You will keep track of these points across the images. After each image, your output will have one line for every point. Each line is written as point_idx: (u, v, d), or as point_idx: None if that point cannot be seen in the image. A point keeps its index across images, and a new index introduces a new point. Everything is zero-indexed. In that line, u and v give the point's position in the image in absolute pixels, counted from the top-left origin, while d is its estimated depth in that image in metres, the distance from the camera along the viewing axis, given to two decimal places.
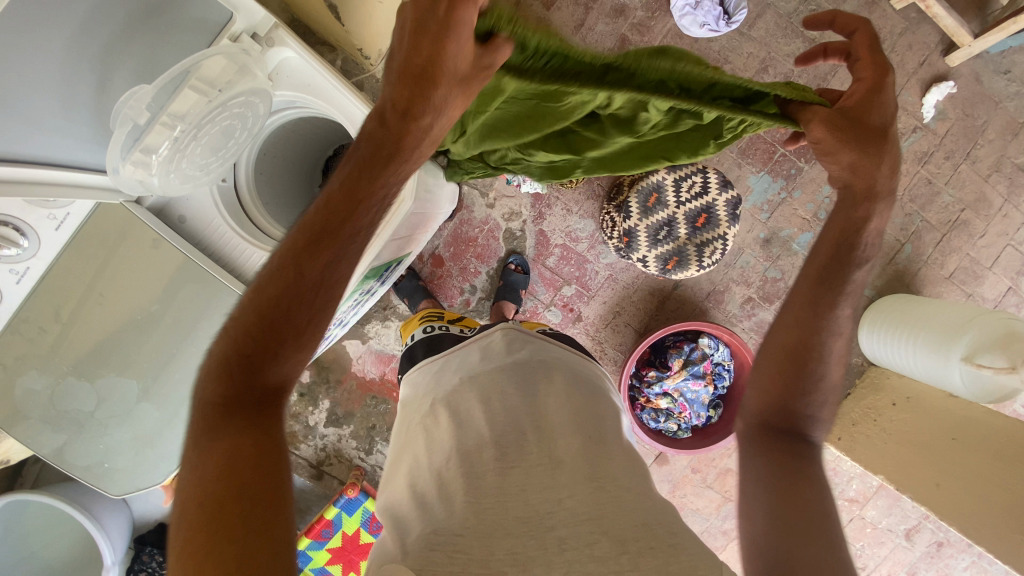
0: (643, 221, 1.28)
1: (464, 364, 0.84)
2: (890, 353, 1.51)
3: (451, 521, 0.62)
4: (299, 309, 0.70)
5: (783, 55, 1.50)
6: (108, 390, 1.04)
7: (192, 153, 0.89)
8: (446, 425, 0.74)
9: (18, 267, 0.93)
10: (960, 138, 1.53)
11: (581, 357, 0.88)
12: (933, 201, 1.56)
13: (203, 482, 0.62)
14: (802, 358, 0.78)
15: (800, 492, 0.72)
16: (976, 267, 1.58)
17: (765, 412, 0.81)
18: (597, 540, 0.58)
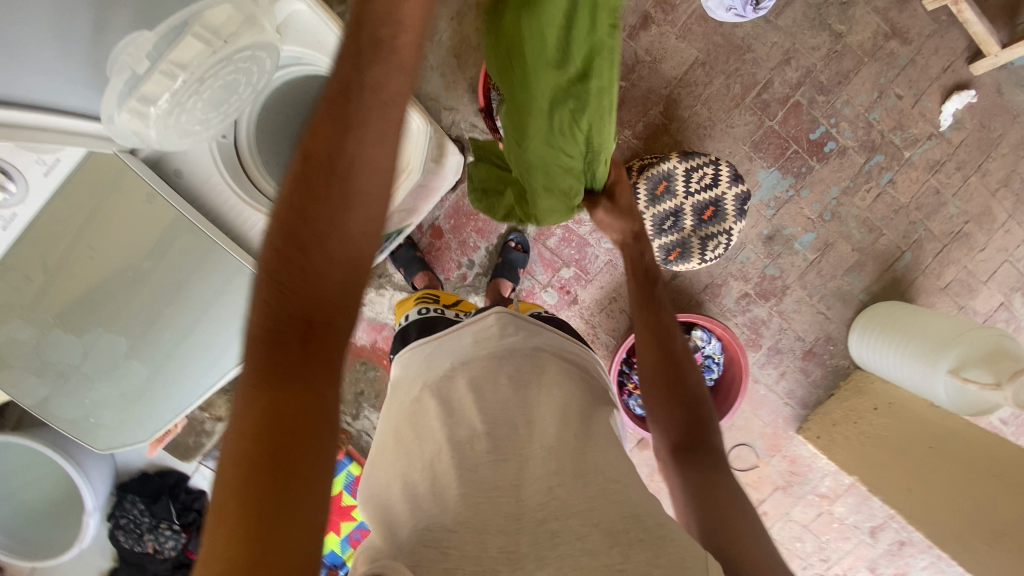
0: (649, 209, 1.25)
1: (456, 349, 0.82)
2: (879, 359, 1.51)
3: (449, 506, 0.63)
4: (314, 216, 0.62)
5: (807, 48, 1.46)
6: (95, 345, 1.02)
7: (192, 107, 0.86)
8: (438, 414, 0.73)
9: (4, 213, 0.88)
10: (974, 149, 1.51)
11: (577, 343, 0.87)
12: (938, 211, 1.55)
13: (245, 432, 0.58)
14: (674, 373, 0.97)
15: (722, 497, 0.82)
16: (971, 280, 1.59)
17: (670, 433, 0.93)
18: (588, 533, 0.59)
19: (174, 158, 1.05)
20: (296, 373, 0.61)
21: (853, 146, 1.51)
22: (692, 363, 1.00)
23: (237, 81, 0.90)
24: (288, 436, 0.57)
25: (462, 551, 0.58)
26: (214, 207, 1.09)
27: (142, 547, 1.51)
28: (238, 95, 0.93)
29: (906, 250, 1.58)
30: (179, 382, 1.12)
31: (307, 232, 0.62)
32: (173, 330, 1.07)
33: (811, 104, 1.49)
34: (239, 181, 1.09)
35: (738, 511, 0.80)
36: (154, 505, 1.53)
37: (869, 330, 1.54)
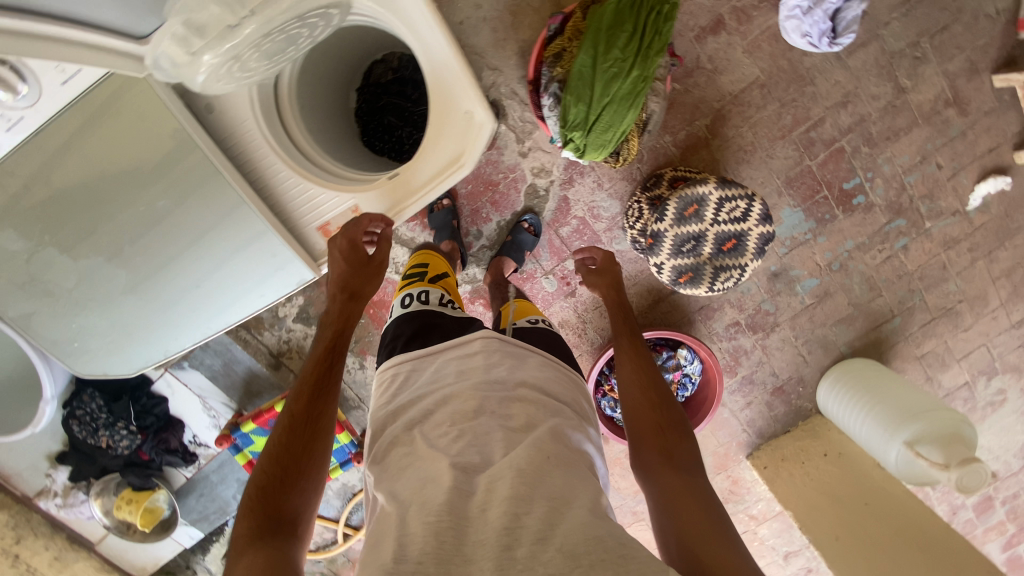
0: (673, 228, 1.23)
1: (439, 378, 0.84)
2: (842, 413, 1.58)
3: (413, 548, 0.61)
4: (295, 437, 0.81)
5: (868, 96, 1.42)
6: (90, 272, 0.98)
7: (248, 58, 0.79)
8: (417, 452, 0.75)
9: (11, 115, 0.80)
10: (990, 235, 1.53)
11: (563, 373, 0.91)
12: (938, 285, 1.58)
13: None
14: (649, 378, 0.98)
15: (689, 495, 0.78)
16: (946, 356, 1.65)
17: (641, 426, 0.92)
18: (550, 557, 0.58)
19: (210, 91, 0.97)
20: (268, 541, 0.71)
21: (880, 205, 1.50)
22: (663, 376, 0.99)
23: (299, 34, 0.82)
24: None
25: None
26: (244, 152, 1.03)
27: (95, 440, 1.52)
28: (295, 46, 0.86)
29: (897, 314, 1.61)
30: (172, 324, 1.09)
31: (287, 455, 0.79)
32: (174, 280, 1.03)
33: (854, 153, 1.46)
34: (272, 127, 1.03)
35: (705, 508, 0.76)
36: (113, 403, 1.50)
37: (840, 383, 1.60)
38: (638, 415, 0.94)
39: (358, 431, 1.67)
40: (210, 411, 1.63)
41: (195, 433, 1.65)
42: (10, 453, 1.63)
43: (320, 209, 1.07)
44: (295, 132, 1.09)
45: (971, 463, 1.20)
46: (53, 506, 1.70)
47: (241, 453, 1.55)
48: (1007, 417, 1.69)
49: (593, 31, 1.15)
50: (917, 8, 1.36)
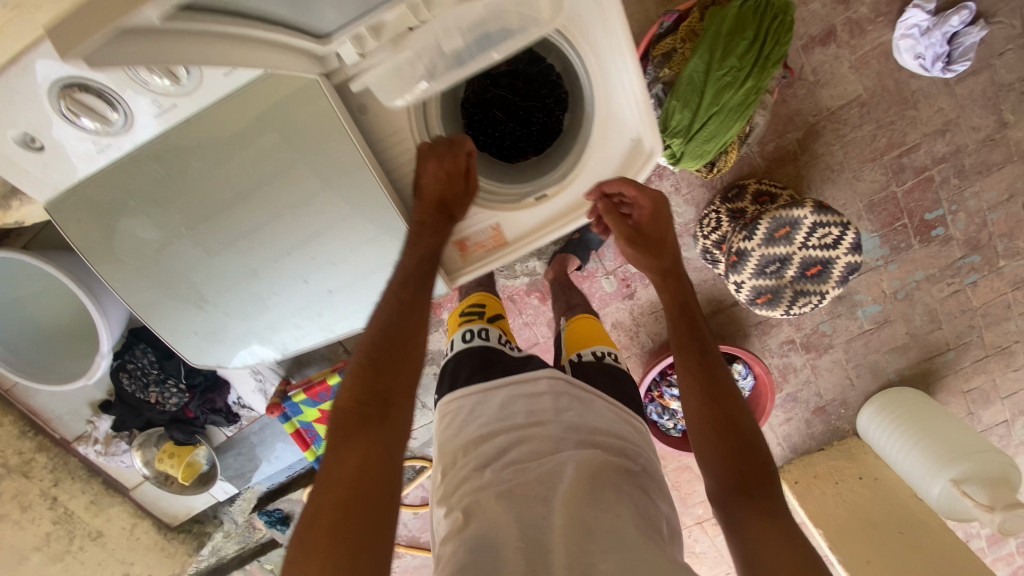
0: (761, 248, 1.19)
1: (506, 416, 0.82)
2: (883, 438, 1.59)
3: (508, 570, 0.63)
4: (397, 334, 0.79)
5: (968, 126, 1.36)
6: (216, 269, 0.88)
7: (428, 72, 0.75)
8: (493, 489, 0.72)
9: (163, 100, 0.73)
10: None
11: (625, 421, 0.88)
12: (998, 324, 1.57)
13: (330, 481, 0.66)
14: (716, 389, 0.86)
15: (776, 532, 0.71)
16: (991, 393, 1.65)
17: (707, 440, 0.83)
18: None
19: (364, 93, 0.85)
20: (363, 435, 0.70)
21: (957, 239, 1.47)
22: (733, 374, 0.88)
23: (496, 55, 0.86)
24: (367, 479, 0.66)
25: None
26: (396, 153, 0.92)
27: (144, 395, 1.53)
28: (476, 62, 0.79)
29: (952, 348, 1.60)
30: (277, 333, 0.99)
31: (384, 352, 0.77)
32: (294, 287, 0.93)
33: (942, 184, 1.41)
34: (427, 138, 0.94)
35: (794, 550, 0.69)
36: (165, 360, 1.50)
37: (885, 410, 1.60)
38: (706, 443, 0.83)
39: None
40: (257, 375, 1.65)
41: (240, 395, 1.68)
42: (54, 396, 1.63)
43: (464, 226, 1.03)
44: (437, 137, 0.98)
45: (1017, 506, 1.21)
46: (92, 451, 1.71)
47: (289, 422, 1.57)
48: None
49: (711, 34, 1.07)
50: None
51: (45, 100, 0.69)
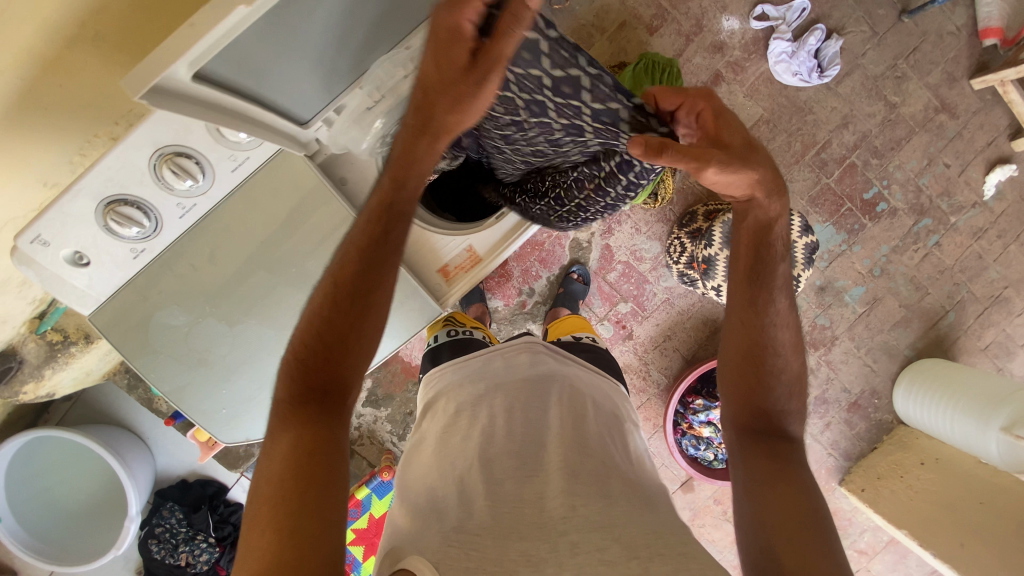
0: (723, 251, 1.32)
1: (488, 373, 0.97)
2: (925, 415, 1.56)
3: (471, 516, 0.72)
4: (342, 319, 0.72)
5: (864, 115, 1.56)
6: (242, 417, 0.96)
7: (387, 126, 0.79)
8: (472, 433, 0.85)
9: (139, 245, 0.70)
10: (1014, 220, 1.61)
11: (604, 379, 1.01)
12: (980, 275, 1.63)
13: (271, 462, 0.64)
14: (756, 310, 0.81)
15: (782, 483, 0.74)
16: (1009, 343, 1.66)
17: (744, 350, 0.83)
18: (609, 545, 0.66)
19: (344, 165, 0.83)
20: (320, 416, 0.68)
21: (903, 209, 1.60)
22: (785, 322, 0.82)
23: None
24: (313, 456, 0.64)
25: (483, 551, 0.66)
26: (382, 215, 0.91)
27: (174, 559, 1.46)
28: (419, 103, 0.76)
29: (950, 309, 1.64)
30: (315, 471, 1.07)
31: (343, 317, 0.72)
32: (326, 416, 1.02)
33: (866, 166, 1.58)
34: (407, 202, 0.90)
35: (797, 505, 0.71)
36: (193, 514, 1.48)
37: (916, 385, 1.59)
38: (749, 392, 0.82)
39: None
40: None
41: None
42: None
43: (439, 252, 0.96)
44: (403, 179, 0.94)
45: None
46: None
47: None
48: None
49: None
50: (887, 36, 1.52)
51: (92, 222, 0.66)
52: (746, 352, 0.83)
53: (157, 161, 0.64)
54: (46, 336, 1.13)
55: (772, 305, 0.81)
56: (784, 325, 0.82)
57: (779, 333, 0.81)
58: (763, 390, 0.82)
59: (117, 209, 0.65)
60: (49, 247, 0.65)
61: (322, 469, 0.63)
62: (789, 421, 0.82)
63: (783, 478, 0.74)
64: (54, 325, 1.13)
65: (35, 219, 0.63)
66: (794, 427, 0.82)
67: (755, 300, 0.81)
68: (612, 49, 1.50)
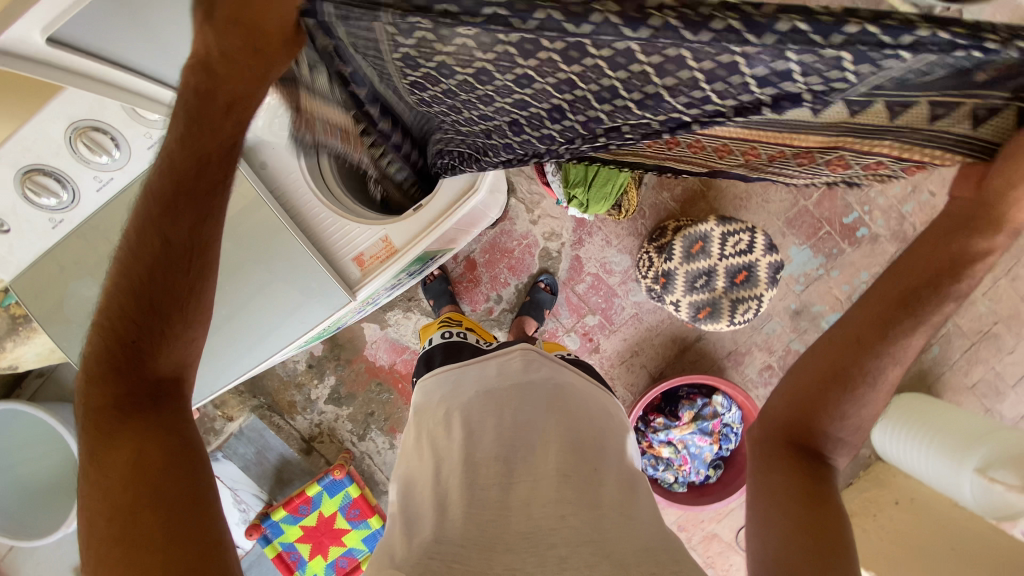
0: (683, 265, 1.30)
1: (482, 378, 0.97)
2: (904, 453, 1.48)
3: (455, 532, 0.71)
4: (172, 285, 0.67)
5: None
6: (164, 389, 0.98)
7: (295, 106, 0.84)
8: (459, 435, 0.85)
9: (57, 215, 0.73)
10: (1005, 253, 1.54)
11: (598, 388, 0.99)
12: (967, 309, 1.57)
13: (109, 481, 0.62)
14: (901, 308, 0.68)
15: (817, 505, 0.68)
16: (998, 383, 1.57)
17: (842, 349, 0.71)
18: (598, 561, 0.65)
19: (263, 150, 0.93)
20: (152, 422, 0.65)
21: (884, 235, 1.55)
22: (899, 352, 0.69)
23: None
24: (154, 470, 0.62)
25: (467, 565, 0.66)
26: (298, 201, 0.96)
27: None
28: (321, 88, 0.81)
29: (934, 343, 1.58)
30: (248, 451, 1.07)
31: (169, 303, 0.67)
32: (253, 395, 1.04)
33: (847, 189, 1.54)
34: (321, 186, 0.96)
35: (824, 529, 0.66)
36: None
37: (895, 421, 1.52)
38: (815, 394, 0.73)
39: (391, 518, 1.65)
40: None
41: None
42: (36, 566, 1.55)
43: (352, 240, 0.97)
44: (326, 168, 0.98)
45: None
46: None
47: (270, 545, 1.50)
48: None
49: None
50: None
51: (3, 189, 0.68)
52: (836, 370, 0.71)
53: (72, 134, 0.67)
54: (10, 308, 1.18)
55: (902, 338, 0.68)
56: (895, 360, 0.69)
57: (888, 367, 0.69)
58: (835, 413, 0.71)
59: (35, 179, 0.69)
60: None
61: (160, 483, 0.62)
62: (835, 451, 0.73)
63: (821, 503, 0.68)
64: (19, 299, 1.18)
65: None
66: (839, 458, 0.74)
67: (883, 333, 0.68)
68: None
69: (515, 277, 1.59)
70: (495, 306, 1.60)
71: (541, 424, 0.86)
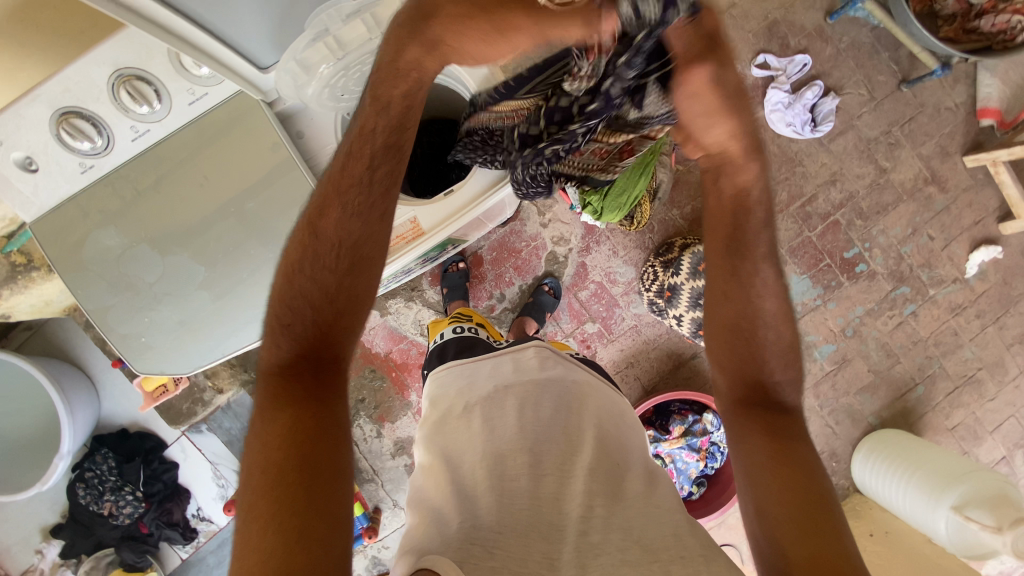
0: (689, 281, 1.33)
1: (498, 372, 0.97)
2: (880, 485, 1.50)
3: (489, 519, 0.72)
4: (348, 279, 0.70)
5: (853, 175, 1.57)
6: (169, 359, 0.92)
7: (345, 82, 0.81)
8: (481, 428, 0.85)
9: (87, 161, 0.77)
10: (994, 302, 1.59)
11: (606, 385, 1.00)
12: (954, 352, 1.61)
13: (267, 449, 0.62)
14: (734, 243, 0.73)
15: (788, 460, 0.66)
16: (978, 427, 1.62)
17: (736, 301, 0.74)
18: (629, 546, 0.68)
19: (301, 120, 0.87)
20: (310, 397, 0.66)
21: (882, 273, 1.59)
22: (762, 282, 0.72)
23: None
24: (307, 442, 0.62)
25: (507, 551, 0.68)
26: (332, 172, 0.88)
27: (98, 507, 1.45)
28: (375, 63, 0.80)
29: (920, 382, 1.62)
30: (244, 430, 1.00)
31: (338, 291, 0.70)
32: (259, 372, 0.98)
33: (850, 225, 1.58)
34: None
35: (803, 486, 0.63)
36: (125, 465, 1.47)
37: (874, 454, 1.54)
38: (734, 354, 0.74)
39: (370, 507, 1.63)
40: (220, 480, 1.58)
41: (200, 505, 1.58)
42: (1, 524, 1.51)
43: None
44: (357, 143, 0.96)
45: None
46: None
47: None
48: None
49: None
50: (884, 102, 1.55)
51: (43, 128, 0.74)
52: (733, 326, 0.73)
53: (116, 81, 0.74)
54: (10, 256, 1.15)
55: (754, 277, 0.73)
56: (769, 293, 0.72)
57: (765, 300, 0.72)
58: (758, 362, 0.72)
59: (71, 122, 0.74)
60: None
61: (313, 463, 0.61)
62: (785, 391, 0.72)
63: (787, 455, 0.66)
64: (20, 247, 1.15)
65: None
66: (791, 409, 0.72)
67: (748, 259, 0.72)
68: None
69: (520, 278, 1.60)
70: (496, 305, 1.61)
71: (568, 421, 0.86)
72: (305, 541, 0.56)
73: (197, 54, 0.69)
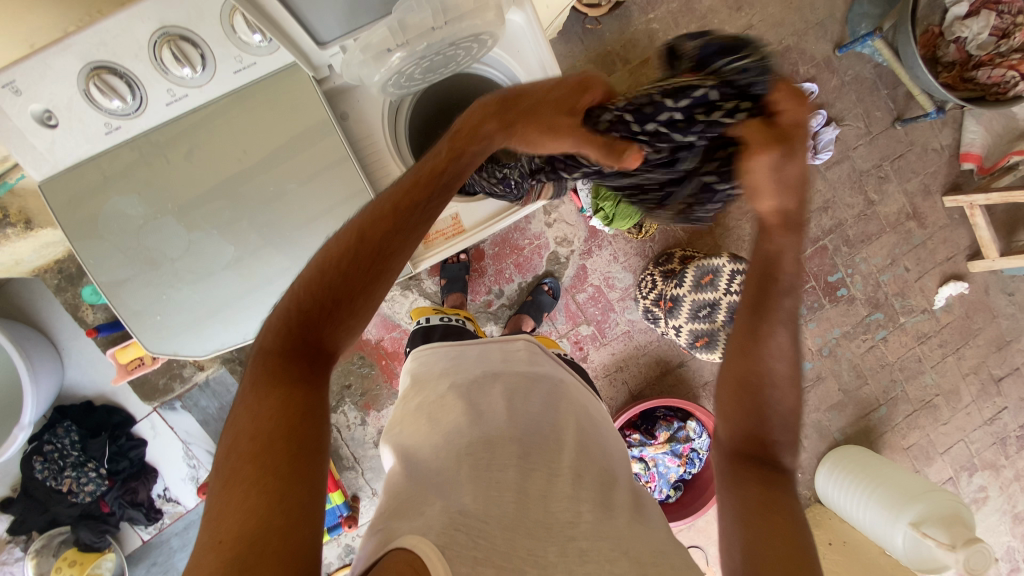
0: (691, 294, 1.37)
1: (487, 362, 0.96)
2: (843, 498, 1.59)
3: (474, 506, 0.66)
4: (365, 278, 0.68)
5: (844, 204, 1.65)
6: (168, 325, 0.89)
7: (411, 73, 0.78)
8: (462, 413, 0.82)
9: (114, 123, 0.79)
10: (956, 334, 1.71)
11: (591, 395, 1.02)
12: (916, 378, 1.72)
13: (256, 419, 0.60)
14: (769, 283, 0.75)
15: (774, 503, 0.69)
16: (930, 448, 1.74)
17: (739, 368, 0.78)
18: (617, 557, 0.64)
19: (348, 100, 0.89)
20: (304, 381, 0.64)
21: (860, 298, 1.68)
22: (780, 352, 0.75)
23: (452, 59, 0.81)
24: (296, 423, 0.61)
25: (491, 543, 0.61)
26: (377, 158, 0.92)
27: (56, 483, 1.34)
28: (449, 61, 0.80)
29: (883, 404, 1.73)
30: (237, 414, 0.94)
31: (351, 284, 0.68)
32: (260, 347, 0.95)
33: (836, 251, 1.66)
34: (395, 145, 0.94)
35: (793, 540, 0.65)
36: (90, 440, 1.37)
37: (837, 468, 1.63)
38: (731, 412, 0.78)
39: (349, 495, 1.61)
40: (191, 460, 1.51)
41: (166, 485, 1.50)
42: None
43: None
44: (400, 133, 0.97)
45: (976, 543, 1.23)
46: None
47: None
48: (991, 515, 1.75)
49: None
50: (879, 137, 1.63)
51: (72, 81, 0.75)
52: (741, 380, 0.77)
53: (159, 39, 0.75)
54: None
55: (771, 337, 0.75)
56: (783, 356, 0.74)
57: (775, 365, 0.75)
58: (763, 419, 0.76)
59: (103, 81, 0.75)
60: (20, 96, 0.74)
61: (296, 445, 0.59)
62: (778, 447, 0.75)
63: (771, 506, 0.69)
64: None
65: (15, 65, 0.72)
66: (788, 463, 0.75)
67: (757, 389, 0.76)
68: (630, 80, 1.55)
69: (519, 276, 1.59)
70: (494, 299, 1.60)
71: (560, 420, 0.87)
72: (274, 519, 0.54)
73: (277, 34, 0.69)
